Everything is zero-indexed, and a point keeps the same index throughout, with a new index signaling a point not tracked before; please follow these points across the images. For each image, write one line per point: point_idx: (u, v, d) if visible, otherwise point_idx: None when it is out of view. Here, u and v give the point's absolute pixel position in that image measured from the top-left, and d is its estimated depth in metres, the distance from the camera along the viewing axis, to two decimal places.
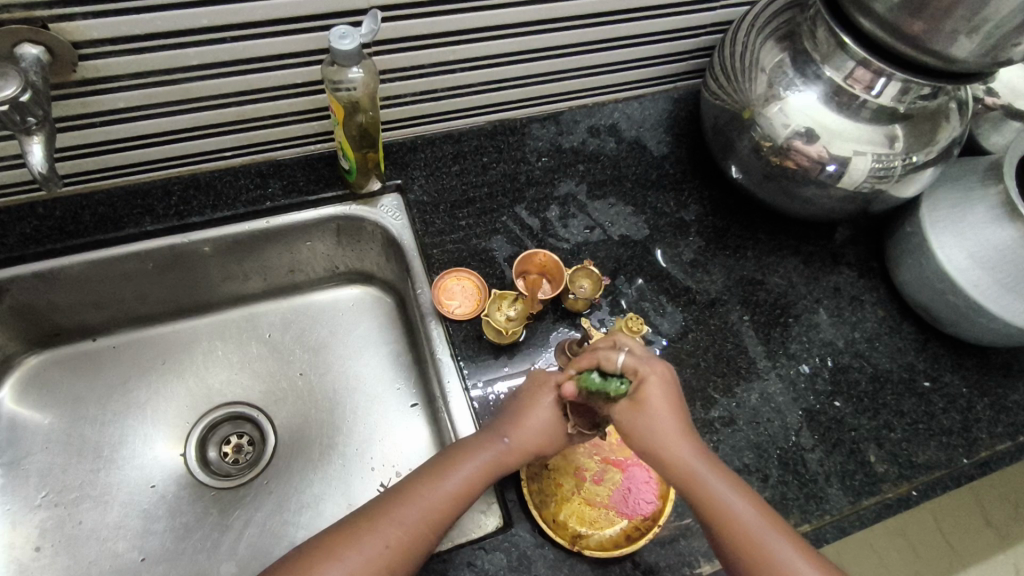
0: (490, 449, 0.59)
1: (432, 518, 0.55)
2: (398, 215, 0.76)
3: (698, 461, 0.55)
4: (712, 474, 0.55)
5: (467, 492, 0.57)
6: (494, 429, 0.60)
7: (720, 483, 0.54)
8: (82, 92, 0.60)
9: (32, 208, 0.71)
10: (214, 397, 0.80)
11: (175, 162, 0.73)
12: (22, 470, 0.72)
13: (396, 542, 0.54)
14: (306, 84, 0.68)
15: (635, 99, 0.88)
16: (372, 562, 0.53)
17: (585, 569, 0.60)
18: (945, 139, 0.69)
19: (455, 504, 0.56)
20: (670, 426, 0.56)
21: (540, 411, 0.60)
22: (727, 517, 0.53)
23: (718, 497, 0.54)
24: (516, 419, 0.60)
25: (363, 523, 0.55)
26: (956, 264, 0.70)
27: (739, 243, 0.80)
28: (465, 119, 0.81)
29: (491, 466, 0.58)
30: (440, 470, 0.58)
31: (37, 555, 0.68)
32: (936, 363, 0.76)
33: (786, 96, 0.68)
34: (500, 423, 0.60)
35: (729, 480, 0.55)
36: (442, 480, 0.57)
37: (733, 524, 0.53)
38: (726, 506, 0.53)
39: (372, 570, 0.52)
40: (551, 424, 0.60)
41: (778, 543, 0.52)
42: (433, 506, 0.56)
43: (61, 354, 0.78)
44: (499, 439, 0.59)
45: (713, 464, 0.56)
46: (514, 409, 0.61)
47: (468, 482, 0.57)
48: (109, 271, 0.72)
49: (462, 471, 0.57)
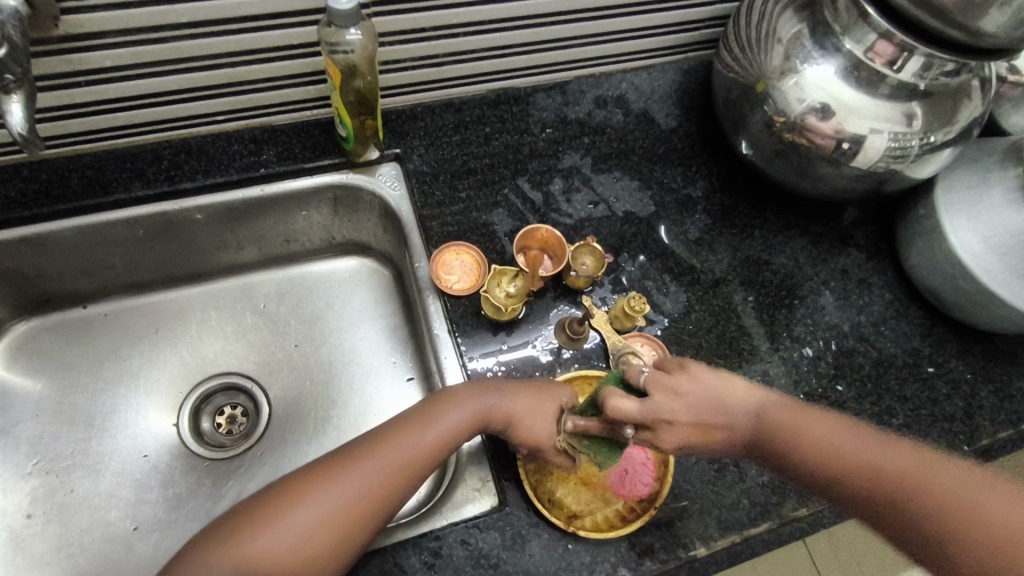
0: (475, 407, 0.58)
1: (405, 466, 0.55)
2: (396, 184, 0.74)
3: (830, 439, 0.57)
4: (821, 431, 0.57)
5: (443, 443, 0.57)
6: (480, 390, 0.60)
7: (819, 431, 0.57)
8: (68, 48, 0.58)
9: (16, 169, 0.69)
10: (208, 367, 0.79)
11: (165, 125, 0.70)
12: (13, 438, 0.71)
13: (368, 490, 0.54)
14: (301, 46, 0.65)
15: (643, 69, 0.85)
16: (342, 507, 0.52)
17: (578, 549, 0.59)
18: (965, 117, 0.66)
19: (431, 454, 0.57)
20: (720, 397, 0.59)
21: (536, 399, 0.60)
22: (863, 477, 0.55)
23: (814, 441, 0.57)
24: (508, 393, 0.60)
25: (340, 465, 0.55)
26: (968, 248, 0.68)
27: (746, 222, 0.78)
28: (468, 87, 0.78)
29: (473, 422, 0.58)
30: (423, 420, 0.58)
31: (29, 521, 0.68)
32: (941, 348, 0.75)
33: (803, 69, 0.66)
34: (490, 388, 0.60)
35: (832, 421, 0.58)
36: (422, 431, 0.57)
37: (875, 486, 0.54)
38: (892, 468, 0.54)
39: (342, 515, 0.52)
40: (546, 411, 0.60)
41: (892, 478, 0.54)
42: (411, 456, 0.56)
43: (52, 320, 0.77)
44: (479, 398, 0.59)
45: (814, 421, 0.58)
46: (509, 386, 0.61)
47: (449, 432, 0.57)
48: (98, 237, 0.70)
49: (445, 421, 0.58)
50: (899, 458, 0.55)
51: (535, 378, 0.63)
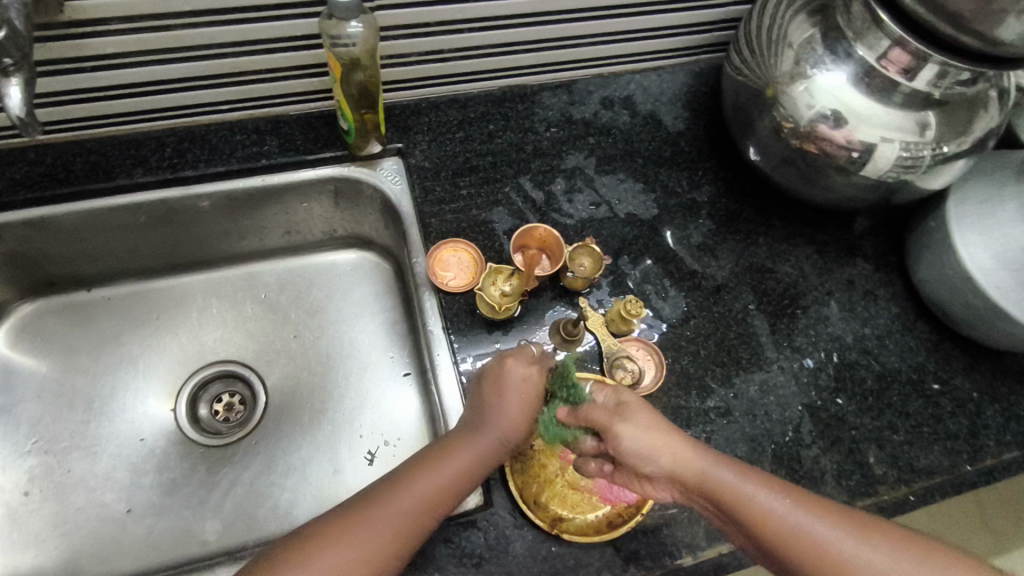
0: (489, 428, 0.57)
1: (436, 503, 0.53)
2: (397, 179, 0.74)
3: (758, 489, 0.51)
4: (750, 483, 0.52)
5: (466, 482, 0.54)
6: (489, 411, 0.58)
7: (761, 491, 0.51)
8: (72, 34, 0.58)
9: (23, 152, 0.70)
10: (207, 354, 0.79)
11: (170, 113, 0.71)
12: (14, 416, 0.72)
13: (399, 529, 0.51)
14: (305, 38, 0.65)
15: (653, 70, 0.84)
16: (374, 548, 0.50)
17: (562, 553, 0.58)
18: (981, 128, 0.64)
19: (455, 494, 0.54)
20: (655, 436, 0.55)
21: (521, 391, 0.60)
22: (818, 549, 0.48)
23: (751, 497, 0.51)
24: (502, 396, 0.59)
25: (365, 507, 0.51)
26: (978, 263, 0.66)
27: (751, 228, 0.77)
28: (473, 83, 0.78)
29: (493, 447, 0.57)
30: (443, 450, 0.55)
31: (26, 499, 0.69)
32: (948, 365, 0.73)
33: (813, 75, 0.64)
34: (493, 404, 0.59)
35: (760, 478, 0.53)
36: (445, 462, 0.55)
37: (815, 553, 0.48)
38: (805, 533, 0.49)
39: (376, 556, 0.50)
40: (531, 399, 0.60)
41: (841, 539, 0.49)
42: (441, 488, 0.53)
43: (56, 303, 0.78)
44: (496, 429, 0.57)
45: (742, 471, 0.53)
46: (494, 387, 0.60)
47: (474, 461, 0.55)
48: (102, 222, 0.71)
49: (468, 451, 0.56)
50: (829, 510, 0.51)
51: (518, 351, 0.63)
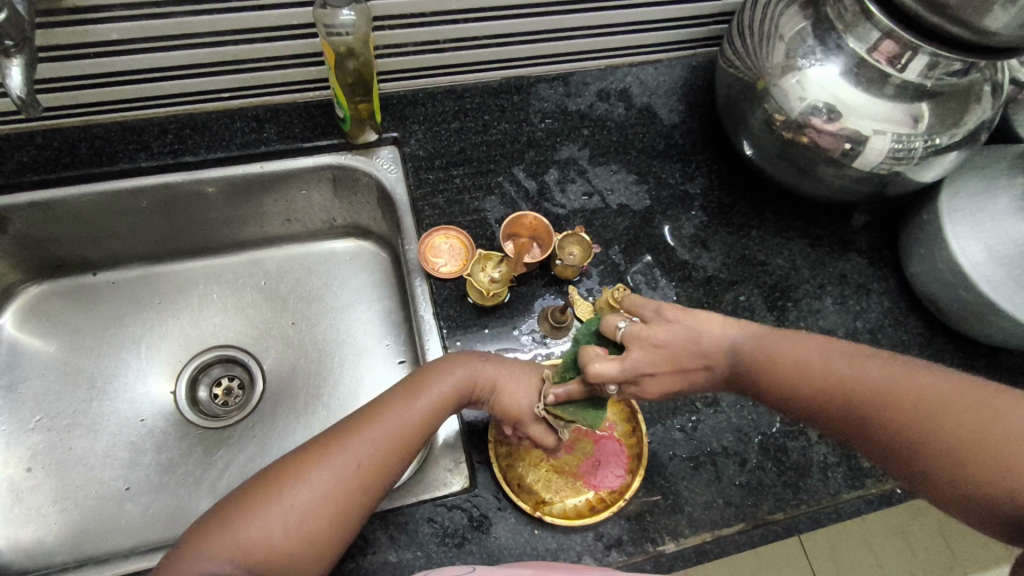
0: (459, 371, 0.60)
1: (404, 437, 0.56)
2: (393, 168, 0.75)
3: (814, 343, 0.53)
4: (785, 343, 0.53)
5: (424, 425, 0.57)
6: (462, 356, 0.61)
7: (789, 348, 0.53)
8: (75, 20, 0.60)
9: (31, 137, 0.72)
10: (206, 338, 0.81)
11: (172, 99, 0.73)
12: (19, 394, 0.75)
13: (369, 461, 0.54)
14: (302, 27, 0.67)
15: (650, 63, 0.84)
16: (346, 480, 0.53)
17: (544, 536, 0.59)
18: (974, 120, 0.64)
19: (414, 435, 0.57)
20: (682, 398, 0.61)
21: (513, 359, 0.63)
22: (879, 413, 0.49)
23: (788, 360, 0.53)
24: (492, 357, 0.62)
25: (334, 441, 0.55)
26: (970, 256, 0.66)
27: (744, 221, 0.77)
28: (470, 75, 0.79)
29: (461, 385, 0.59)
30: (412, 389, 0.59)
31: (28, 475, 0.71)
32: (941, 360, 0.72)
33: (804, 68, 0.65)
34: (473, 355, 0.62)
35: (800, 341, 0.54)
36: (412, 401, 0.58)
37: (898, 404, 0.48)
38: (853, 380, 0.50)
39: (346, 486, 0.53)
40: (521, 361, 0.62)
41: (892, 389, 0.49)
42: (408, 423, 0.57)
43: (62, 286, 0.80)
44: (465, 372, 0.60)
45: (779, 337, 0.54)
46: (494, 353, 0.63)
47: (441, 399, 0.58)
48: (106, 206, 0.73)
49: (434, 389, 0.59)
50: (892, 368, 0.49)
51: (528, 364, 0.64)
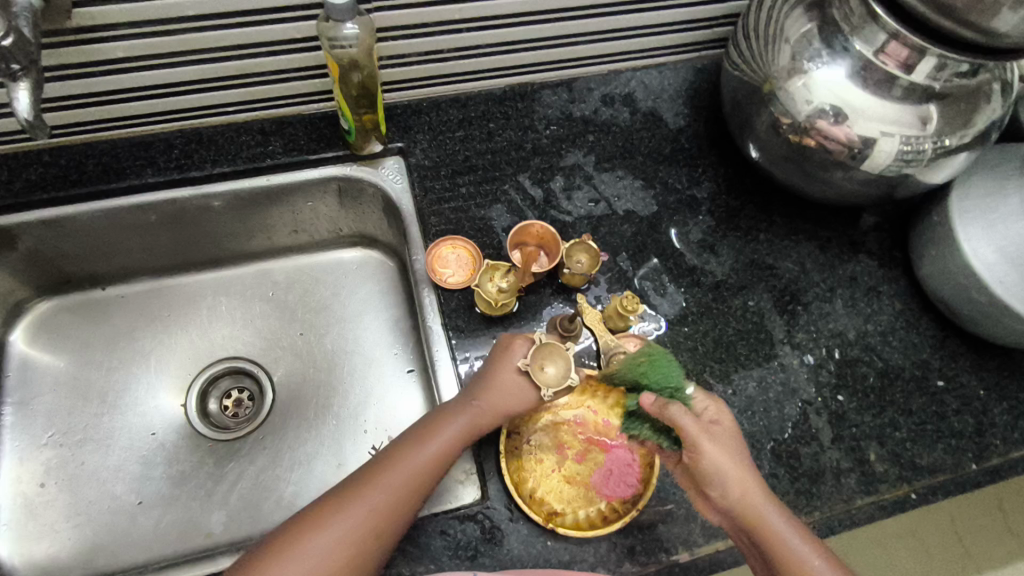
0: (464, 411, 0.59)
1: (414, 484, 0.55)
2: (398, 178, 0.75)
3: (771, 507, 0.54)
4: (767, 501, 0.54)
5: (434, 468, 0.56)
6: (467, 393, 0.60)
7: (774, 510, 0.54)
8: (79, 39, 0.60)
9: (38, 154, 0.72)
10: (215, 351, 0.81)
11: (177, 114, 0.73)
12: (31, 409, 0.75)
13: (379, 510, 0.54)
14: (305, 40, 0.67)
15: (654, 67, 0.84)
16: (357, 530, 0.53)
17: (556, 547, 0.59)
18: (983, 121, 0.63)
19: (425, 479, 0.56)
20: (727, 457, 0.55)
21: (510, 375, 0.60)
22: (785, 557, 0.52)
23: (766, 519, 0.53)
24: (488, 381, 0.60)
25: (345, 492, 0.54)
26: (981, 258, 0.65)
27: (752, 225, 0.77)
28: (474, 83, 0.79)
29: (468, 428, 0.58)
30: (421, 435, 0.58)
31: (41, 490, 0.72)
32: (953, 362, 0.72)
33: (810, 70, 0.64)
34: (474, 387, 0.60)
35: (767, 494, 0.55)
36: (421, 447, 0.57)
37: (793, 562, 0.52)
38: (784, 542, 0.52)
39: (357, 536, 0.52)
40: (520, 380, 0.60)
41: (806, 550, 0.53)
42: (417, 471, 0.56)
43: (72, 301, 0.81)
44: (470, 413, 0.59)
45: (768, 495, 0.55)
46: (486, 372, 0.61)
47: (450, 443, 0.57)
48: (114, 222, 0.73)
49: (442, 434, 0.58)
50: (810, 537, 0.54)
51: (502, 341, 0.62)
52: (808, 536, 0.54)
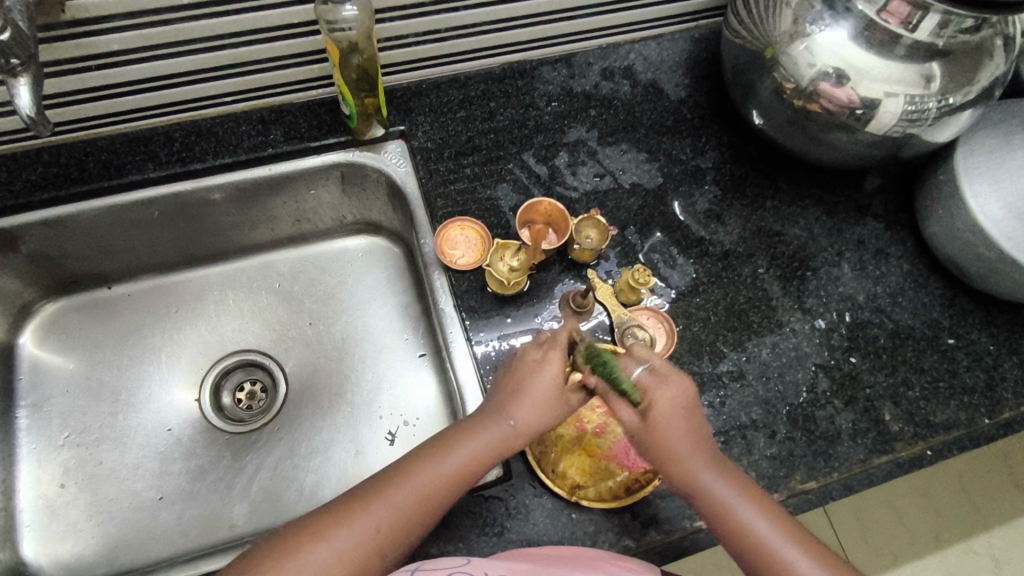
0: (493, 428, 0.56)
1: (429, 501, 0.53)
2: (402, 161, 0.74)
3: (730, 492, 0.53)
4: (726, 487, 0.54)
5: (457, 484, 0.55)
6: (497, 410, 0.57)
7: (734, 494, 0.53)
8: (74, 33, 0.59)
9: (37, 154, 0.71)
10: (226, 344, 0.81)
11: (175, 107, 0.72)
12: (46, 411, 0.75)
13: (390, 525, 0.52)
14: (302, 25, 0.66)
15: (652, 38, 0.83)
16: (364, 543, 0.51)
17: (581, 519, 0.60)
18: (987, 77, 0.63)
19: (442, 496, 0.54)
20: (681, 441, 0.55)
21: (545, 393, 0.58)
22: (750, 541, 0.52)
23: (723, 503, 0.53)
24: (520, 397, 0.57)
25: (360, 503, 0.52)
26: (989, 214, 0.65)
27: (758, 192, 0.77)
28: (472, 62, 0.78)
29: (494, 447, 0.56)
30: (444, 449, 0.55)
31: (62, 491, 0.72)
32: (963, 320, 0.72)
33: (813, 33, 0.63)
34: (503, 402, 0.58)
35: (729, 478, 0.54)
36: (443, 463, 0.55)
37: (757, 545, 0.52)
38: (746, 527, 0.52)
39: (363, 550, 0.51)
40: (554, 400, 0.58)
41: (773, 533, 0.52)
42: (436, 489, 0.54)
43: (79, 301, 0.80)
44: (497, 430, 0.56)
45: (728, 478, 0.54)
46: (517, 385, 0.58)
47: (473, 462, 0.55)
48: (117, 219, 0.72)
49: (466, 452, 0.55)
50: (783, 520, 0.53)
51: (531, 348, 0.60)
52: (787, 526, 0.53)
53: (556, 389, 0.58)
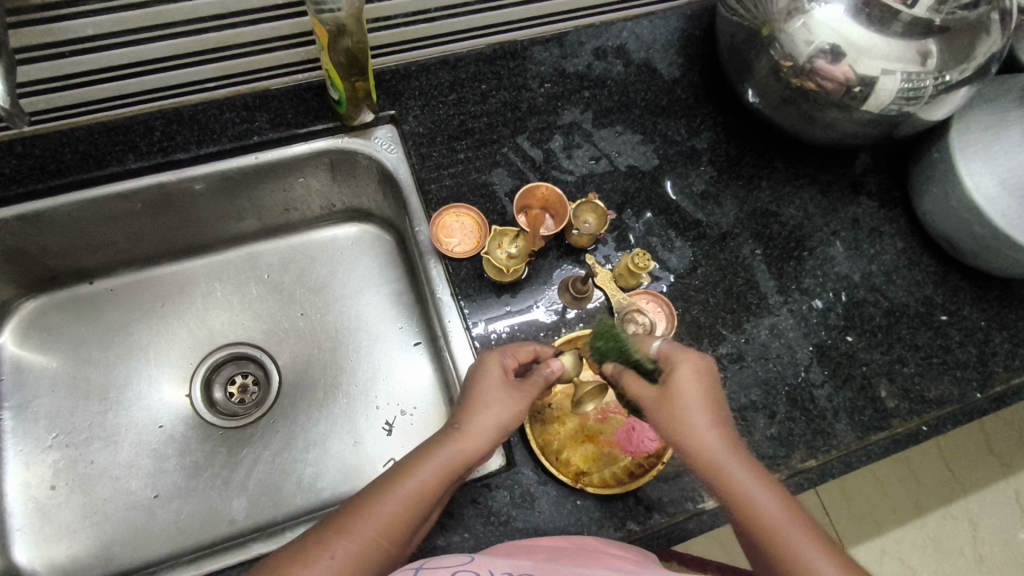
0: (447, 438, 0.53)
1: (397, 521, 0.49)
2: (393, 147, 0.72)
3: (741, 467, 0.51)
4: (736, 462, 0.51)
5: (419, 504, 0.50)
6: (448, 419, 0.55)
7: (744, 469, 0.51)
8: (45, 17, 0.56)
9: (9, 145, 0.68)
10: (216, 338, 0.79)
11: (155, 94, 0.69)
12: (32, 412, 0.73)
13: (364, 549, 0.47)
14: (287, 6, 0.63)
15: (645, 16, 0.81)
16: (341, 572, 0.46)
17: (587, 505, 0.60)
18: (983, 54, 0.63)
19: (409, 514, 0.50)
20: (698, 415, 0.52)
21: (488, 389, 0.56)
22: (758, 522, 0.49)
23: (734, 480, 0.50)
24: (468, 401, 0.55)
25: (327, 533, 0.48)
26: (984, 191, 0.65)
27: (753, 172, 0.76)
28: (463, 42, 0.76)
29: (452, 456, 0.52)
30: (402, 470, 0.52)
31: (53, 493, 0.70)
32: (955, 296, 0.73)
33: (811, 10, 0.62)
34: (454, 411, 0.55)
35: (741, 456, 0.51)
36: (403, 481, 0.51)
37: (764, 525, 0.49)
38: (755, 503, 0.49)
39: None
40: (502, 393, 0.56)
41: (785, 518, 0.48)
42: (400, 507, 0.49)
43: (60, 298, 0.77)
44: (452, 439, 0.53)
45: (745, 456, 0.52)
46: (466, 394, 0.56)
47: (432, 475, 0.51)
48: (98, 212, 0.70)
49: (424, 467, 0.52)
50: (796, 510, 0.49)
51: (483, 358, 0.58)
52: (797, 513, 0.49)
53: (500, 377, 0.57)
